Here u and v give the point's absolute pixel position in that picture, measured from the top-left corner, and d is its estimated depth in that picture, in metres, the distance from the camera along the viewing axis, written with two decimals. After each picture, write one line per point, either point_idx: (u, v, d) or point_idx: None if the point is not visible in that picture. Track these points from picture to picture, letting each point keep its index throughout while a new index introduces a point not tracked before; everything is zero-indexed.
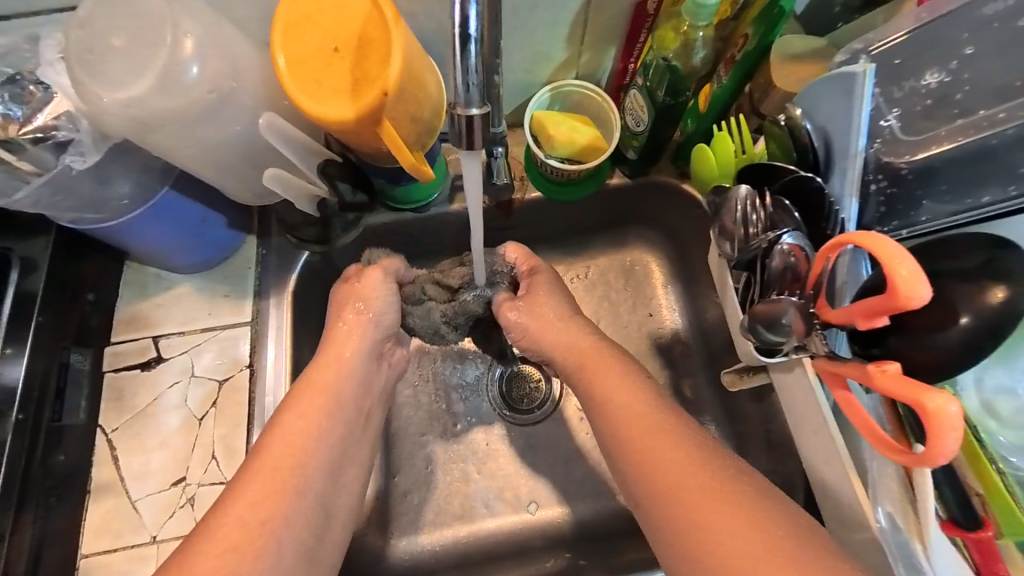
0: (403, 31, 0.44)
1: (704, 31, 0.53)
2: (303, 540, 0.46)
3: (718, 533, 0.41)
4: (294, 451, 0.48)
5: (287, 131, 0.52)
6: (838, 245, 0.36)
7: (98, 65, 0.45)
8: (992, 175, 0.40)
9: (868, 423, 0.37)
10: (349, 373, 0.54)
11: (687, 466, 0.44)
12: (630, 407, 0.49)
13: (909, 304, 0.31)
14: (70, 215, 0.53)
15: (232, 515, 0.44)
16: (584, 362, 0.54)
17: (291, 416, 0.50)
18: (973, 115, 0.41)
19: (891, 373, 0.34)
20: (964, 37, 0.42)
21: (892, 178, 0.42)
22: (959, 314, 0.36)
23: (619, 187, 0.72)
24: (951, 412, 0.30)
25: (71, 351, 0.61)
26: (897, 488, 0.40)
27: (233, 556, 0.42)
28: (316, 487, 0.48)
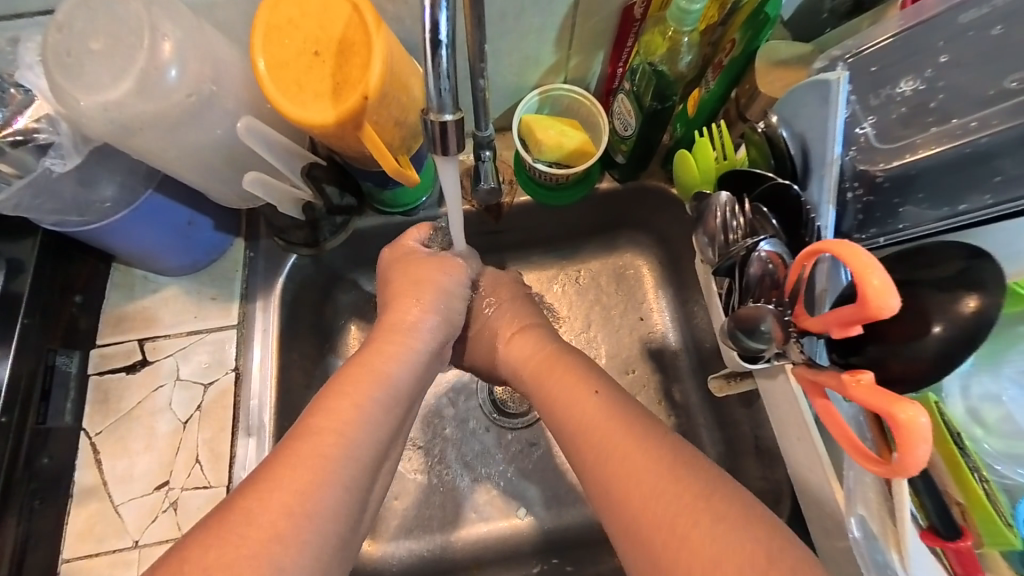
0: (384, 35, 0.44)
1: (689, 36, 0.53)
2: (335, 539, 0.40)
3: (650, 502, 0.40)
4: (337, 430, 0.44)
5: (268, 135, 0.52)
6: (814, 254, 0.35)
7: (77, 68, 0.45)
8: (971, 182, 0.40)
9: (845, 433, 0.36)
10: (407, 359, 0.52)
11: (651, 469, 0.41)
12: (583, 415, 0.48)
13: (880, 314, 0.30)
14: (53, 217, 0.53)
15: (271, 497, 0.39)
16: (537, 377, 0.54)
17: (333, 399, 0.46)
18: (947, 123, 0.40)
19: (865, 383, 0.33)
20: (937, 45, 0.43)
21: (869, 186, 0.42)
22: (933, 323, 0.36)
23: (610, 191, 0.72)
24: (921, 423, 0.30)
25: (56, 353, 0.60)
26: (874, 497, 0.39)
27: (266, 547, 0.37)
28: (354, 477, 0.43)
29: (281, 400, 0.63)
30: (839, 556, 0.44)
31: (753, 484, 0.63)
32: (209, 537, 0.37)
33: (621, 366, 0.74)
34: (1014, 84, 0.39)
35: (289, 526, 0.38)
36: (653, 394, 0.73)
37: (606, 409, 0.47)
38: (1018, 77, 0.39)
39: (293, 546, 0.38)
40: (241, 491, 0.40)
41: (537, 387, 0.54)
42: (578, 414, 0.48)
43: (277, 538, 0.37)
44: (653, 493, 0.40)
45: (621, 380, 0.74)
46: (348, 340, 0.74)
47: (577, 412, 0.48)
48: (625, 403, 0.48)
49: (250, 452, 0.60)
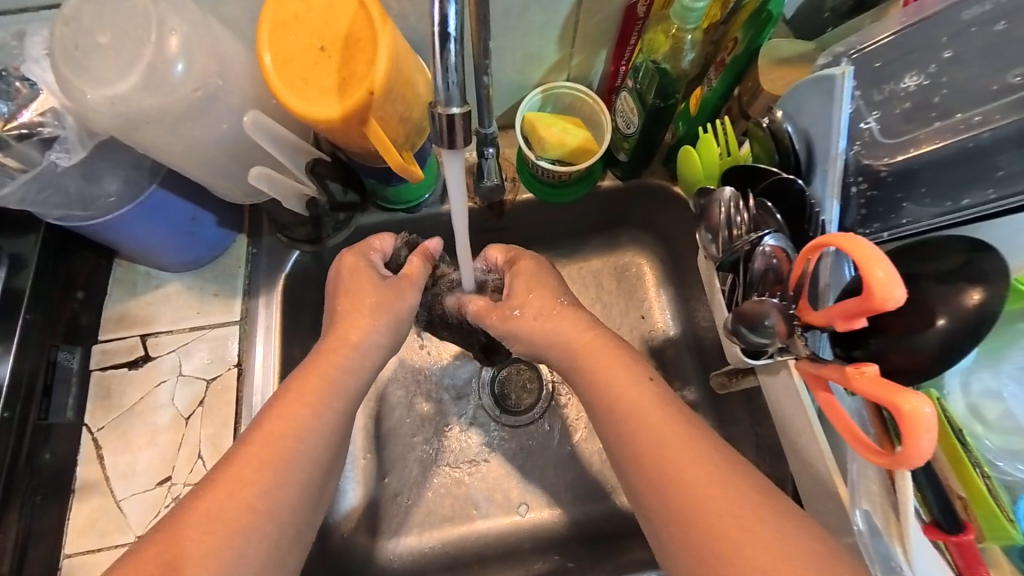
0: (390, 31, 0.44)
1: (693, 34, 0.54)
2: (293, 531, 0.45)
3: (712, 504, 0.40)
4: (283, 432, 0.46)
5: (274, 130, 0.52)
6: (818, 247, 0.35)
7: (83, 62, 0.45)
8: (971, 177, 0.40)
9: (848, 426, 0.37)
10: (359, 361, 0.52)
11: (704, 461, 0.42)
12: (634, 411, 0.46)
13: (885, 305, 0.31)
14: (58, 212, 0.53)
15: (217, 491, 0.43)
16: (584, 357, 0.51)
17: (283, 406, 0.48)
18: (951, 118, 0.41)
19: (869, 375, 0.34)
20: (942, 41, 0.43)
21: (873, 180, 0.42)
22: (937, 317, 0.36)
23: (610, 190, 0.72)
24: (925, 414, 0.30)
25: (59, 349, 0.60)
26: (878, 490, 0.39)
27: (207, 537, 0.41)
28: (308, 478, 0.46)
29: None
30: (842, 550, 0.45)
31: None
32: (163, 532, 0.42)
33: None
34: (1018, 78, 0.40)
35: (240, 524, 0.42)
36: None
37: (659, 396, 0.47)
38: (1020, 73, 0.40)
39: (249, 542, 0.42)
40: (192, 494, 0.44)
41: (578, 366, 0.51)
42: (632, 405, 0.47)
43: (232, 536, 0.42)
44: (712, 492, 0.41)
45: None
46: None
47: (630, 403, 0.47)
48: (679, 401, 0.47)
49: None
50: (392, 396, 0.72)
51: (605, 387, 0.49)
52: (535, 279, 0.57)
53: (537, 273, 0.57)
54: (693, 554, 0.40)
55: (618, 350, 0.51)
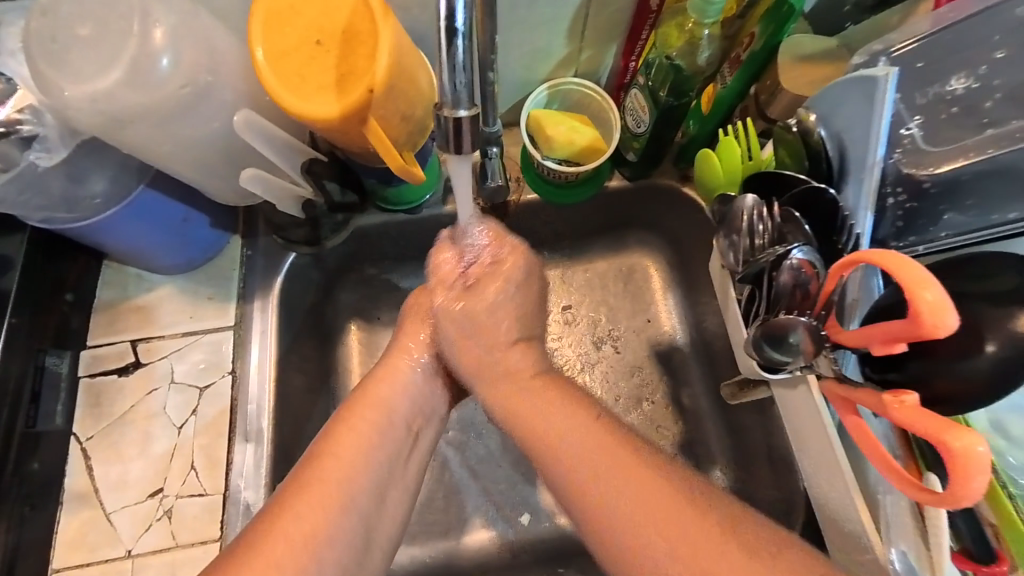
0: (392, 23, 0.41)
1: (710, 29, 0.51)
2: (342, 566, 0.43)
3: (647, 520, 0.38)
4: (342, 465, 0.45)
5: (266, 129, 0.49)
6: (854, 263, 0.33)
7: (61, 55, 0.42)
8: (1019, 188, 0.38)
9: (881, 453, 0.35)
10: (398, 404, 0.52)
11: (632, 471, 0.41)
12: (547, 438, 0.44)
13: (935, 333, 0.28)
14: (40, 214, 0.50)
15: (279, 528, 0.41)
16: (491, 375, 0.50)
17: (339, 433, 0.48)
18: (1004, 125, 0.39)
19: (909, 405, 0.32)
20: (983, 41, 0.41)
21: (913, 191, 0.40)
22: (986, 341, 0.34)
23: (619, 190, 0.70)
24: (979, 452, 0.28)
25: (47, 354, 0.58)
26: (910, 523, 0.39)
27: (271, 572, 0.40)
28: (362, 510, 0.45)
29: (279, 404, 0.61)
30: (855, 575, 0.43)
31: (765, 493, 0.62)
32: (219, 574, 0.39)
33: (629, 368, 0.72)
34: None
35: (306, 560, 0.41)
36: (662, 399, 0.71)
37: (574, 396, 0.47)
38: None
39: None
40: (249, 539, 0.41)
41: (512, 384, 0.49)
42: (557, 430, 0.44)
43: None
44: (648, 503, 0.39)
45: (628, 383, 0.72)
46: (349, 341, 0.72)
47: (556, 425, 0.45)
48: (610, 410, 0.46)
49: (247, 458, 0.58)
50: None
51: (532, 424, 0.46)
52: (517, 263, 0.54)
53: (495, 275, 0.53)
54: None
55: (549, 396, 0.47)
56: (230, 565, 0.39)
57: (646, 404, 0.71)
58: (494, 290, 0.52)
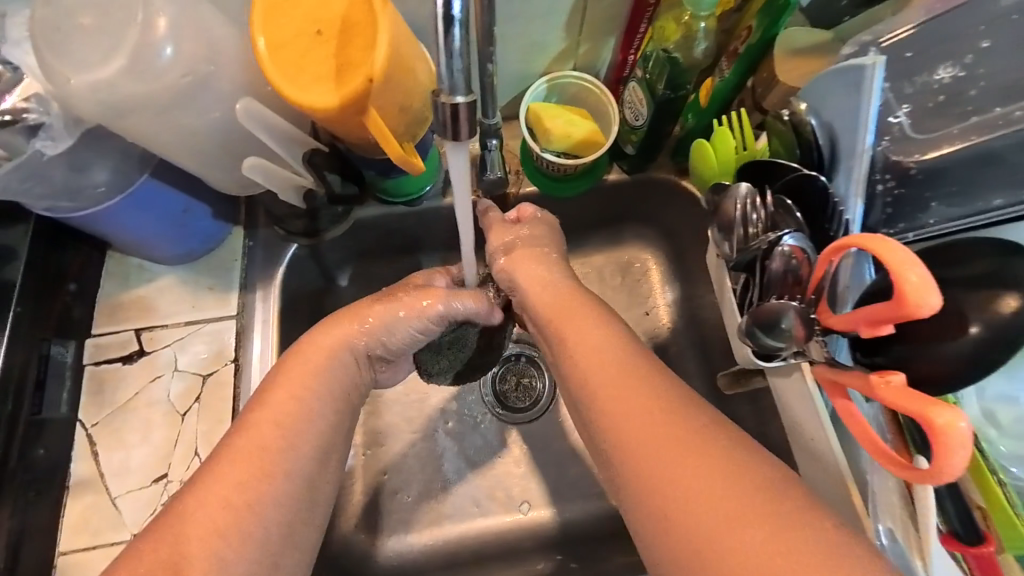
0: (389, 14, 0.42)
1: (706, 22, 0.52)
2: (282, 528, 0.44)
3: (668, 456, 0.38)
4: (274, 433, 0.45)
5: (269, 118, 0.50)
6: (842, 248, 0.34)
7: (66, 44, 0.43)
8: (1009, 176, 0.38)
9: (869, 434, 0.35)
10: (334, 373, 0.50)
11: (665, 423, 0.40)
12: (583, 359, 0.46)
13: (917, 313, 0.29)
14: (44, 202, 0.51)
15: (212, 496, 0.42)
16: (555, 306, 0.52)
17: (269, 403, 0.47)
18: (987, 113, 0.39)
19: (895, 385, 0.32)
20: (974, 32, 0.41)
21: (901, 178, 0.41)
22: (968, 324, 0.34)
23: (617, 184, 0.70)
24: (960, 429, 0.29)
25: (51, 343, 0.59)
26: (898, 504, 0.39)
27: (213, 539, 0.40)
28: (301, 477, 0.45)
29: None
30: None
31: None
32: (156, 543, 0.40)
33: None
34: None
35: (240, 525, 0.42)
36: None
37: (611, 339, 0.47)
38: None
39: (249, 549, 0.41)
40: (179, 510, 0.42)
41: (557, 313, 0.51)
42: (592, 359, 0.45)
43: (227, 544, 0.41)
44: (671, 441, 0.39)
45: None
46: None
47: (591, 354, 0.46)
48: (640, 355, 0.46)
49: None
50: (391, 392, 0.71)
51: (570, 335, 0.48)
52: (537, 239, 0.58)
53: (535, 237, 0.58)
54: (651, 500, 0.38)
55: (584, 324, 0.48)
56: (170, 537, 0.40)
57: None
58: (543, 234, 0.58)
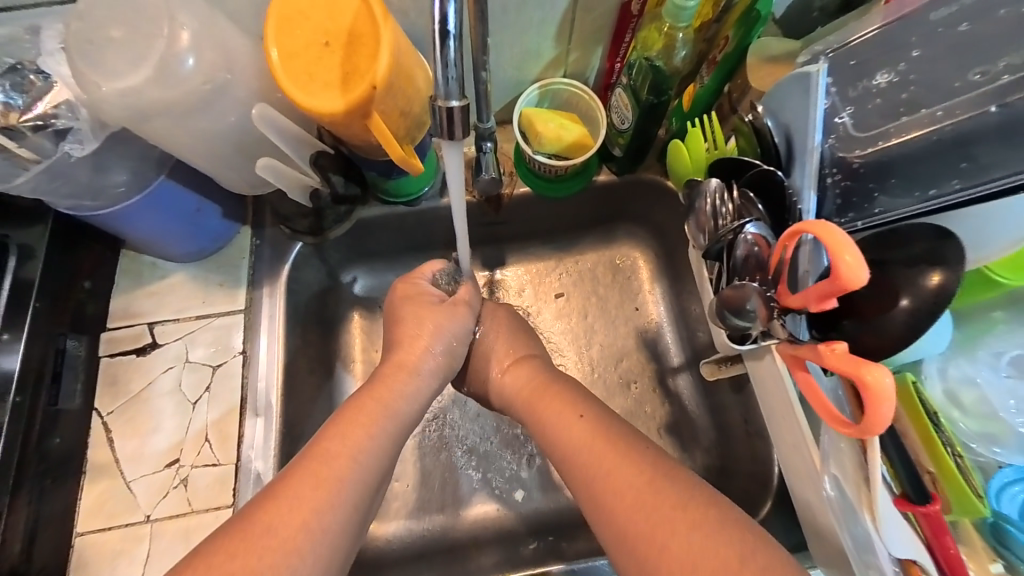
0: (392, 27, 0.45)
1: (684, 32, 0.55)
2: (336, 551, 0.45)
3: (634, 511, 0.45)
4: (343, 454, 0.49)
5: (281, 123, 0.53)
6: (795, 233, 0.37)
7: (97, 54, 0.46)
8: (940, 169, 0.42)
9: (820, 400, 0.38)
10: (400, 408, 0.56)
11: (633, 482, 0.46)
12: (566, 431, 0.53)
13: (850, 287, 0.33)
14: (69, 202, 0.54)
15: (277, 514, 0.44)
16: (527, 393, 0.60)
17: (337, 429, 0.51)
18: (916, 113, 0.43)
19: (840, 352, 0.36)
20: (911, 41, 0.45)
21: (847, 171, 0.44)
22: (900, 297, 0.39)
23: (607, 184, 0.74)
24: (886, 383, 0.33)
25: (67, 337, 0.62)
26: (850, 460, 0.42)
27: (271, 560, 0.41)
28: (353, 496, 0.48)
29: (287, 382, 0.66)
30: (816, 523, 0.47)
31: (743, 467, 0.67)
32: (222, 551, 0.41)
33: (617, 354, 0.78)
34: (977, 76, 0.42)
35: (301, 535, 0.43)
36: (650, 382, 0.76)
37: (589, 431, 0.52)
38: (982, 70, 0.42)
39: (305, 552, 0.43)
40: (242, 531, 0.42)
41: (530, 412, 0.59)
42: (569, 436, 0.53)
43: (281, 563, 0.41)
44: (638, 498, 0.45)
45: (618, 369, 0.77)
46: (351, 328, 0.78)
47: (567, 433, 0.53)
48: (608, 422, 0.53)
49: (259, 432, 0.63)
50: None
51: (545, 412, 0.57)
52: (500, 318, 0.70)
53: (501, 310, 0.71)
54: (624, 548, 0.44)
55: (563, 403, 0.56)
56: (231, 550, 0.41)
57: (633, 388, 0.76)
58: (506, 319, 0.70)
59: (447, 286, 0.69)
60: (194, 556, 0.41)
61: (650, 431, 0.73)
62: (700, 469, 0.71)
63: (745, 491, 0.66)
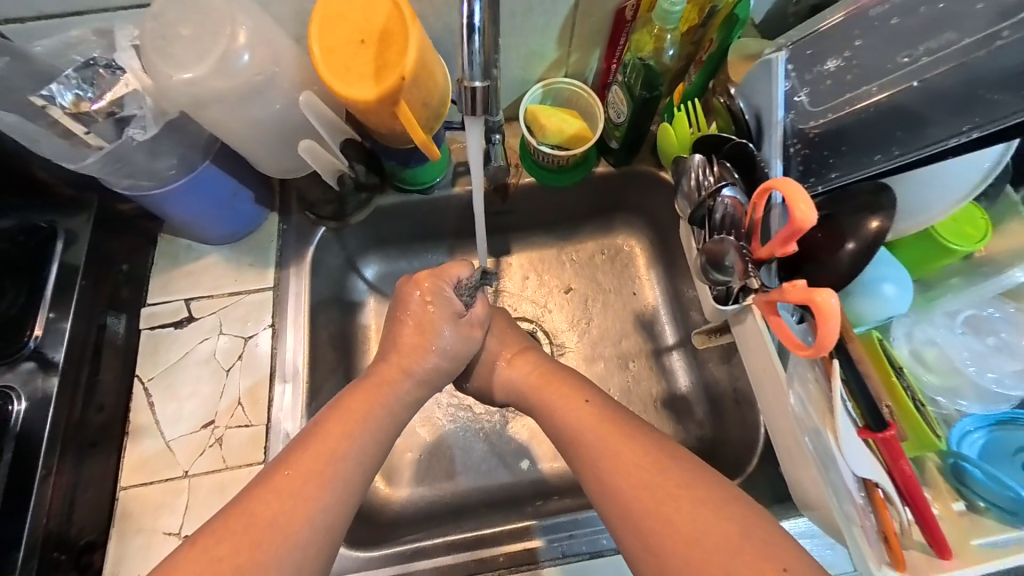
0: (418, 27, 0.52)
1: (672, 33, 0.63)
2: (321, 539, 0.50)
3: (644, 490, 0.49)
4: (331, 449, 0.54)
5: (322, 112, 0.60)
6: (764, 191, 0.44)
7: (167, 48, 0.53)
8: (881, 138, 0.49)
9: (787, 334, 0.45)
10: (391, 405, 0.61)
11: (642, 464, 0.51)
12: (569, 410, 0.59)
13: (803, 226, 0.39)
14: (128, 181, 0.61)
15: (265, 505, 0.49)
16: (528, 386, 0.66)
17: (331, 427, 0.56)
18: (858, 91, 0.51)
19: (799, 287, 0.42)
20: (855, 34, 0.52)
21: (806, 141, 0.52)
22: (846, 240, 0.46)
23: (604, 175, 0.81)
24: (832, 303, 0.39)
25: (107, 314, 0.69)
26: (813, 380, 0.49)
27: (256, 546, 0.47)
28: (338, 488, 0.52)
29: (313, 354, 0.71)
30: (784, 448, 0.53)
31: (734, 432, 0.73)
32: (215, 537, 0.47)
33: (615, 335, 0.84)
34: (905, 58, 0.50)
35: (284, 527, 0.48)
36: (647, 361, 0.82)
37: (598, 415, 0.57)
38: (908, 53, 0.50)
39: (288, 539, 0.48)
40: (229, 523, 0.48)
41: (535, 399, 0.64)
42: (574, 417, 0.58)
43: (264, 550, 0.47)
44: (646, 478, 0.50)
45: (616, 348, 0.83)
46: (367, 311, 0.84)
47: (573, 414, 0.58)
48: (614, 410, 0.58)
49: (286, 399, 0.68)
50: None
51: (547, 398, 0.62)
52: (502, 323, 0.75)
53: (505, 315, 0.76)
54: (631, 525, 0.49)
55: (567, 391, 0.61)
56: (220, 536, 0.47)
57: (631, 365, 0.82)
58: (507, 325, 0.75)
59: (466, 299, 0.70)
60: (190, 548, 0.46)
61: (646, 405, 0.79)
62: (694, 438, 0.76)
63: (735, 455, 0.72)
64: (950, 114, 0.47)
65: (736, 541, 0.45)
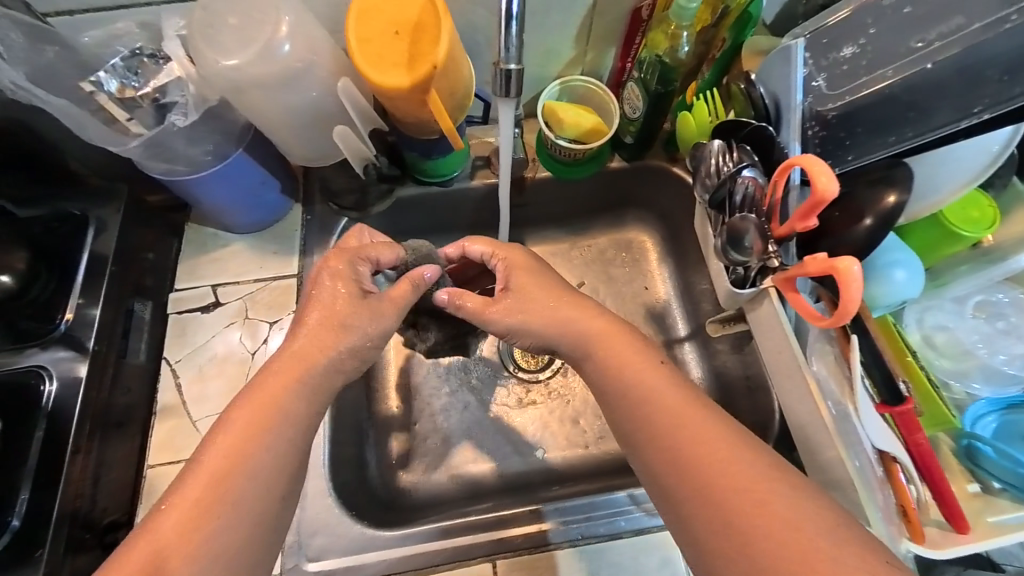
0: (451, 19, 0.55)
1: (688, 31, 0.65)
2: (249, 529, 0.46)
3: (702, 458, 0.45)
4: (245, 436, 0.48)
5: (357, 98, 0.63)
6: (785, 169, 0.47)
7: (214, 37, 0.56)
8: (895, 121, 0.52)
9: (806, 306, 0.47)
10: (323, 377, 0.53)
11: (706, 432, 0.46)
12: (599, 368, 0.54)
13: (824, 198, 0.42)
14: (163, 167, 0.64)
15: (188, 494, 0.45)
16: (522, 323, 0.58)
17: (242, 412, 0.49)
18: (874, 74, 0.52)
19: (820, 260, 0.45)
20: (868, 22, 0.54)
21: (823, 123, 0.53)
22: (863, 217, 0.50)
23: (617, 170, 0.83)
24: (855, 269, 0.42)
25: (134, 301, 0.70)
26: (832, 359, 0.52)
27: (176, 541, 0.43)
28: (264, 476, 0.47)
29: None
30: (801, 428, 0.53)
31: (746, 420, 0.74)
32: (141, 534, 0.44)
33: None
34: (919, 43, 0.51)
35: (202, 517, 0.44)
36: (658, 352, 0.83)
37: (659, 374, 0.52)
38: (921, 38, 0.52)
39: (211, 530, 0.44)
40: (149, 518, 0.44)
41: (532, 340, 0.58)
42: (616, 376, 0.53)
43: (187, 541, 0.43)
44: (710, 448, 0.45)
45: None
46: None
47: (617, 374, 0.53)
48: (672, 376, 0.52)
49: None
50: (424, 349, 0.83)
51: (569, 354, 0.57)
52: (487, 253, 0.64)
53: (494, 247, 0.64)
54: (687, 492, 0.44)
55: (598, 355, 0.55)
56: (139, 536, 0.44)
57: None
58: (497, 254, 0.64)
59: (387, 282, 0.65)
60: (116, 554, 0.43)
61: None
62: None
63: None
64: (950, 106, 0.50)
65: (802, 517, 0.40)
